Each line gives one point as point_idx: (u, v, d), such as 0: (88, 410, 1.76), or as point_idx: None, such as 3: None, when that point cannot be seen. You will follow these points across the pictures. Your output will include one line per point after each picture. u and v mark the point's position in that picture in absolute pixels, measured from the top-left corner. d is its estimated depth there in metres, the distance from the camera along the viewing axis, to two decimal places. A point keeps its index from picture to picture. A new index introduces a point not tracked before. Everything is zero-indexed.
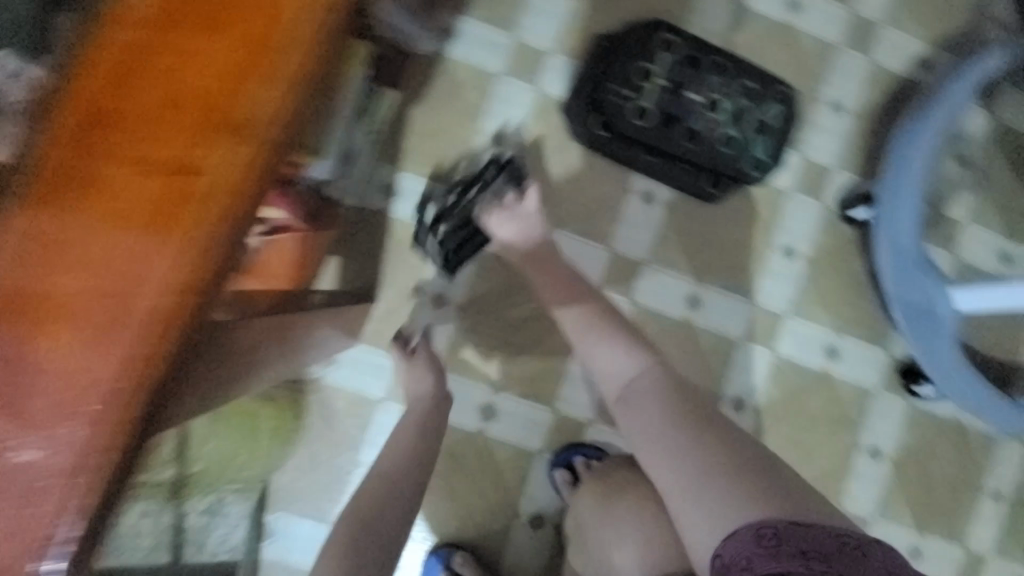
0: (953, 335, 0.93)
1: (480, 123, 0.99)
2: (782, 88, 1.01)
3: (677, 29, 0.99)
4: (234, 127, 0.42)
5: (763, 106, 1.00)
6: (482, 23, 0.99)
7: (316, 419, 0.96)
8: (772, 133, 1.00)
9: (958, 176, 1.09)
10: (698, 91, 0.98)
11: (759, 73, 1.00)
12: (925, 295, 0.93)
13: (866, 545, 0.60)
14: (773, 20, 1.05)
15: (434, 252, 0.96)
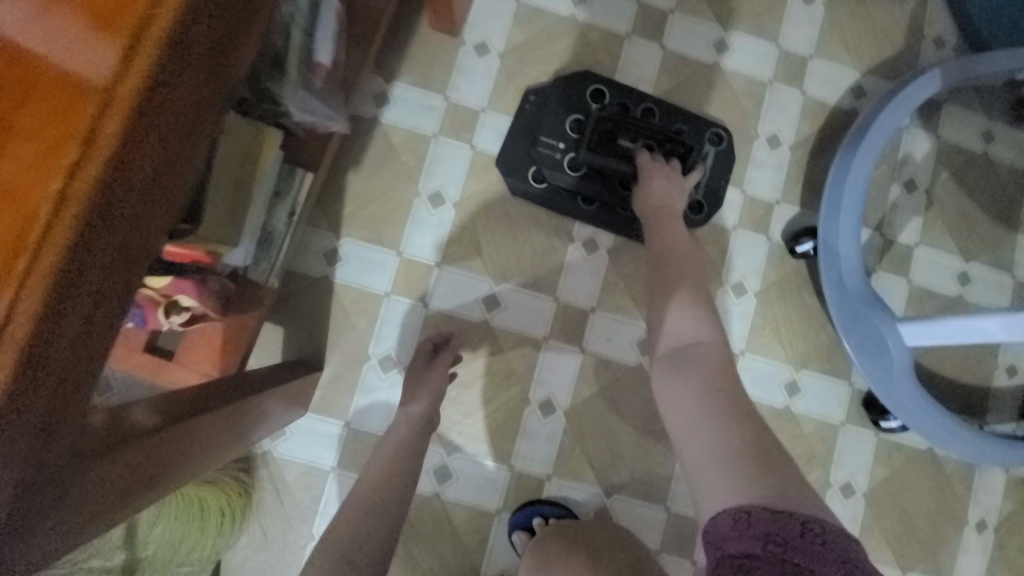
0: (905, 369, 0.95)
1: (418, 185, 1.01)
2: (714, 129, 1.04)
3: (605, 80, 1.03)
4: (12, 257, 0.28)
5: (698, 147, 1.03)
6: (415, 88, 1.02)
7: (269, 495, 0.94)
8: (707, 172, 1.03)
9: (905, 200, 1.09)
10: (630, 138, 0.99)
11: (689, 117, 1.04)
12: (875, 329, 0.95)
13: (834, 534, 0.55)
14: (702, 63, 1.08)
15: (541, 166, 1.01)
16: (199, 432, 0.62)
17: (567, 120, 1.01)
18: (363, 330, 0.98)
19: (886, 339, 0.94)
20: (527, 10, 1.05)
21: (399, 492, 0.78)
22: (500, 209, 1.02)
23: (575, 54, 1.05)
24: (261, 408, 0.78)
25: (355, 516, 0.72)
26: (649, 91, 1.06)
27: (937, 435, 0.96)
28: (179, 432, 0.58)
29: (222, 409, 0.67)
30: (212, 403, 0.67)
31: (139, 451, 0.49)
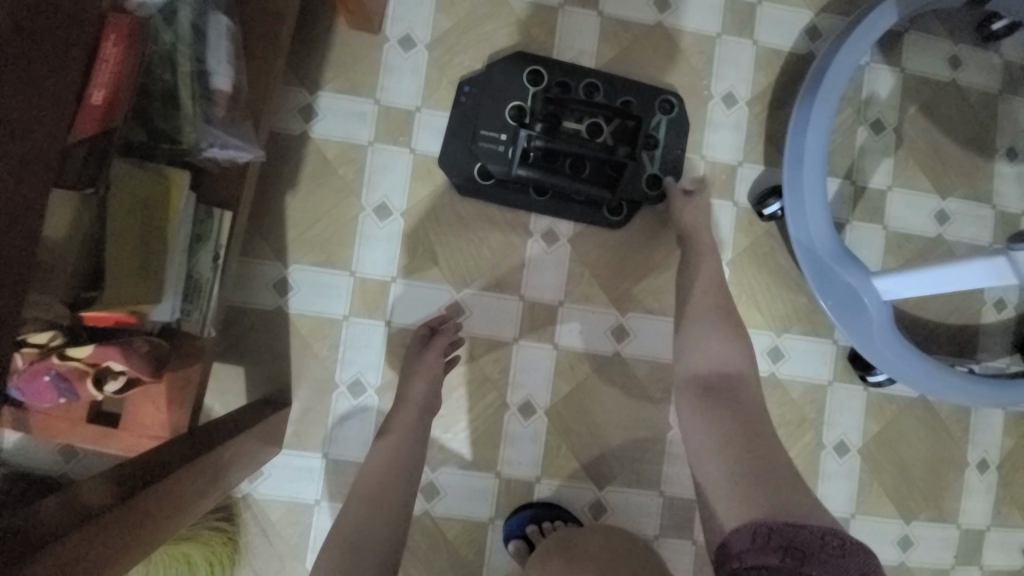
0: (886, 321, 0.92)
1: (361, 199, 0.96)
2: (663, 96, 0.99)
3: (540, 58, 0.97)
4: None
5: (648, 118, 0.98)
6: (342, 97, 0.95)
7: (256, 537, 0.92)
8: (659, 143, 0.99)
9: (872, 143, 1.04)
10: (575, 119, 0.96)
11: (635, 87, 0.98)
12: (851, 285, 0.92)
13: (854, 547, 0.57)
14: (644, 25, 1.01)
15: (482, 161, 0.95)
16: (161, 492, 0.60)
17: (506, 108, 0.96)
18: (327, 357, 0.95)
19: (863, 294, 0.92)
20: None
21: (392, 516, 0.74)
22: (450, 212, 0.97)
23: (507, 34, 0.98)
24: (226, 462, 0.74)
25: (337, 561, 0.68)
26: (590, 63, 0.99)
27: (927, 384, 0.93)
28: (132, 502, 0.55)
29: (180, 476, 0.63)
30: (171, 465, 0.64)
31: (72, 545, 0.46)
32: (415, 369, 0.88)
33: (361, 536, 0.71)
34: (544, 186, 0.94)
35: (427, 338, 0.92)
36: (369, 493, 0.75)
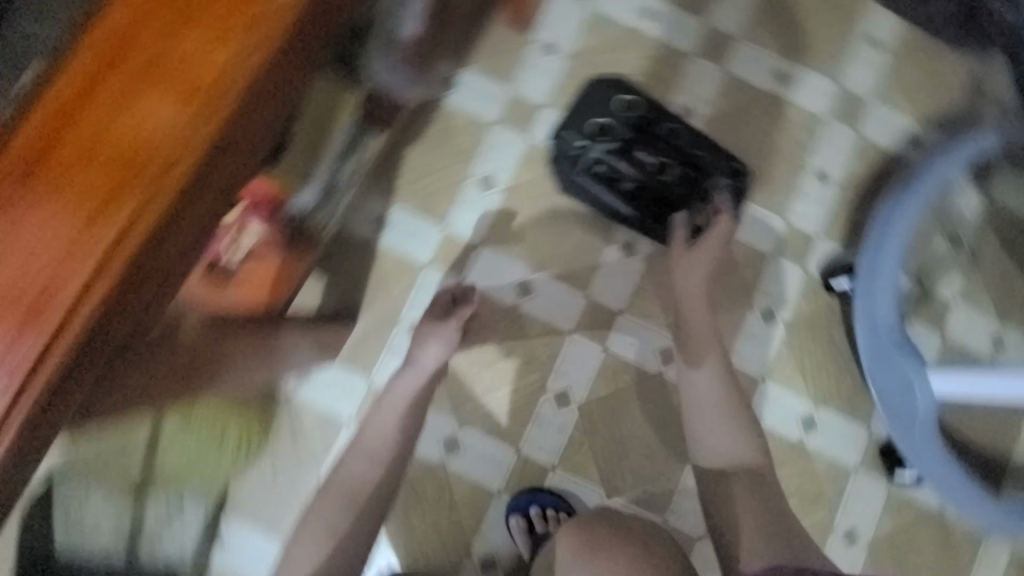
0: (928, 419, 0.94)
1: (471, 166, 1.05)
2: (734, 162, 1.04)
3: (639, 91, 1.05)
4: (196, 108, 0.36)
5: (712, 175, 1.03)
6: (483, 77, 1.07)
7: (283, 435, 0.98)
8: (716, 202, 1.03)
9: (946, 254, 1.09)
10: (648, 151, 1.02)
11: (713, 145, 1.05)
12: (904, 375, 0.95)
13: None
14: (761, 91, 1.10)
15: (569, 165, 1.02)
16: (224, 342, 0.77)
17: (594, 122, 1.03)
18: (397, 295, 1.02)
19: (913, 387, 0.94)
20: (600, 18, 1.10)
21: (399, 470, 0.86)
22: (543, 200, 1.06)
23: (640, 65, 1.09)
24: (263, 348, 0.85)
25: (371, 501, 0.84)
26: (705, 110, 1.09)
27: (949, 491, 0.94)
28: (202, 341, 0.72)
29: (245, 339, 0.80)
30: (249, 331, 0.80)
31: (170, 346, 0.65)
32: (434, 331, 0.93)
33: (360, 484, 0.89)
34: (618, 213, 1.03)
35: (461, 305, 0.96)
36: (383, 440, 0.90)
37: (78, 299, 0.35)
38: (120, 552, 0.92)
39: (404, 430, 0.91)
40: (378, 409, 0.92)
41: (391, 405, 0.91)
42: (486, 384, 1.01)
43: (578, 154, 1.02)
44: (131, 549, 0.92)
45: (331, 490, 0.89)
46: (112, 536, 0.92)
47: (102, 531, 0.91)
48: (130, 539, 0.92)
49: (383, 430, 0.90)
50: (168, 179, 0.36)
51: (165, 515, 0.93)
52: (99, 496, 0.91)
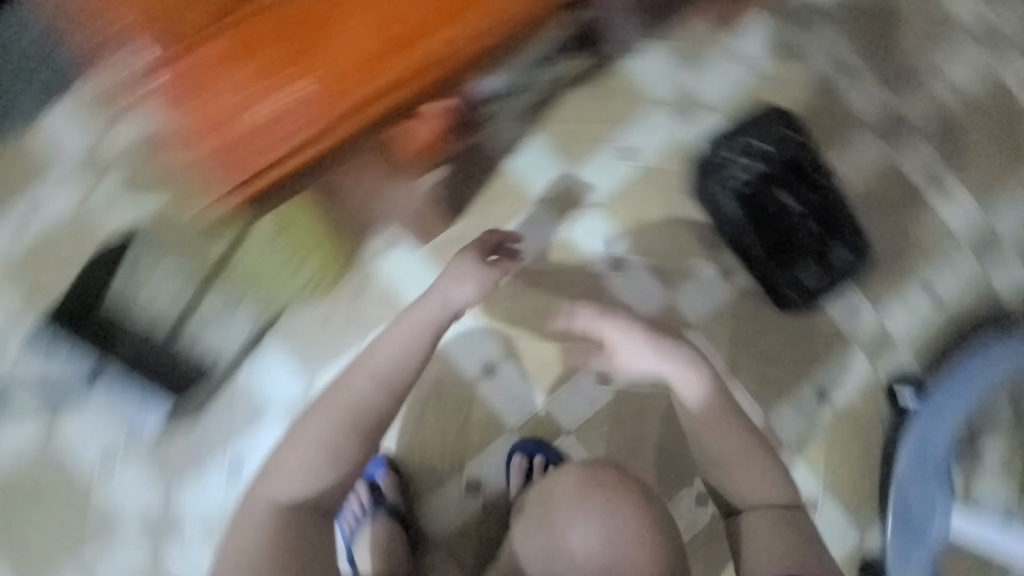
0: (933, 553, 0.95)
1: (618, 131, 1.05)
2: (864, 244, 1.02)
3: (808, 136, 1.02)
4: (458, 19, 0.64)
5: (838, 245, 1.00)
6: (667, 56, 1.06)
7: (348, 289, 1.01)
8: (830, 271, 1.01)
9: (1006, 418, 1.08)
10: (790, 196, 1.00)
11: (853, 219, 1.02)
12: (931, 505, 0.95)
13: None
14: (913, 189, 1.07)
15: (714, 175, 1.02)
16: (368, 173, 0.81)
17: (756, 143, 1.01)
18: (499, 215, 1.02)
19: (932, 522, 0.94)
20: (798, 50, 1.07)
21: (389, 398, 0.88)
22: (668, 193, 1.05)
23: (814, 110, 1.06)
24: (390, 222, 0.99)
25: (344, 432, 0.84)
26: (854, 181, 1.07)
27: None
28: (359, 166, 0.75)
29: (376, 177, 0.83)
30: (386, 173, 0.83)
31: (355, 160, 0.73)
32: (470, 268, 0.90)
33: (360, 408, 0.86)
34: (733, 239, 1.03)
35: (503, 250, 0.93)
36: (391, 364, 0.88)
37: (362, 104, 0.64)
38: (163, 329, 0.94)
39: (413, 359, 0.88)
40: (387, 336, 0.90)
41: (404, 332, 0.88)
42: (540, 331, 1.02)
43: (727, 168, 1.01)
44: (174, 330, 0.95)
45: (326, 410, 0.86)
46: (163, 312, 0.94)
47: (157, 300, 0.93)
48: (178, 320, 0.94)
49: (392, 356, 0.88)
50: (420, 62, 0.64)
51: (215, 315, 0.96)
52: (160, 267, 0.93)
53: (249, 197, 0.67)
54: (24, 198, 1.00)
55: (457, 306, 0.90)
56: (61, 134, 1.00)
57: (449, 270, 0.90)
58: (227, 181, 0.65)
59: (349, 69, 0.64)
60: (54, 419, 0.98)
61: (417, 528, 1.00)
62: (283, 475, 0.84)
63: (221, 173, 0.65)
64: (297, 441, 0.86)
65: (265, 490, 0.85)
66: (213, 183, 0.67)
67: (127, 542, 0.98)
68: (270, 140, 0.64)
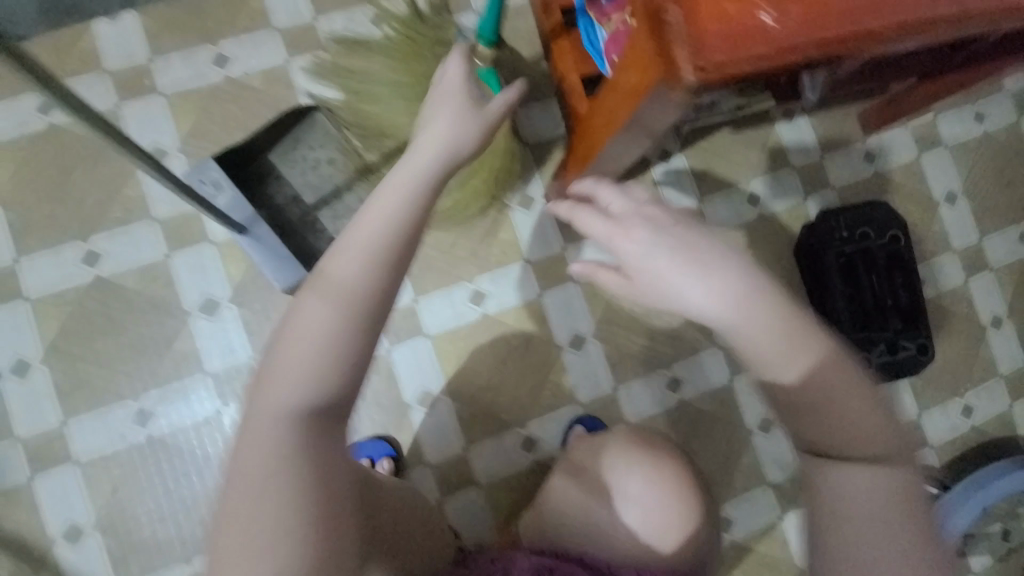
0: None
1: (751, 179, 1.17)
2: (930, 344, 1.12)
3: (908, 234, 1.13)
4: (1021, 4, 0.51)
5: (910, 337, 1.10)
6: (810, 132, 1.19)
7: (479, 228, 1.08)
8: (896, 358, 1.10)
9: (993, 539, 1.17)
10: (881, 280, 1.10)
11: (925, 318, 1.13)
12: None
13: None
14: (976, 316, 1.20)
15: (822, 238, 1.10)
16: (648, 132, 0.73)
17: (863, 224, 1.11)
18: None
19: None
20: (916, 167, 1.22)
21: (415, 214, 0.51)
22: (775, 245, 1.17)
23: (914, 221, 1.21)
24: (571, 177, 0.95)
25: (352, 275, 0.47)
26: (930, 291, 1.19)
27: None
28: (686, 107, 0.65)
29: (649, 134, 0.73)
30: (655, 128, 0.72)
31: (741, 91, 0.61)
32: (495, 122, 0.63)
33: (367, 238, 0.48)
34: (822, 301, 1.12)
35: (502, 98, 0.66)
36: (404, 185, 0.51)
37: (905, 22, 0.46)
38: (308, 200, 1.03)
39: (417, 203, 0.51)
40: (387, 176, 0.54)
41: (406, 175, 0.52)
42: (632, 326, 1.11)
43: (835, 236, 1.11)
44: (318, 206, 1.03)
45: (314, 305, 0.46)
46: (313, 187, 1.04)
47: (313, 175, 1.04)
48: (323, 198, 1.03)
49: (387, 208, 0.50)
50: (986, 17, 0.48)
51: (355, 206, 1.03)
52: (331, 152, 1.03)
53: (701, 77, 0.49)
54: (215, 42, 1.02)
55: (469, 144, 0.59)
56: (276, 2, 1.04)
57: (443, 108, 0.61)
58: (692, 62, 0.48)
59: (921, 13, 0.46)
60: (166, 249, 0.99)
61: (467, 464, 1.04)
62: (278, 405, 0.45)
63: (693, 46, 0.48)
64: (285, 360, 0.46)
65: (251, 458, 0.44)
66: (670, 55, 0.50)
67: (198, 387, 0.97)
68: (778, 30, 0.46)
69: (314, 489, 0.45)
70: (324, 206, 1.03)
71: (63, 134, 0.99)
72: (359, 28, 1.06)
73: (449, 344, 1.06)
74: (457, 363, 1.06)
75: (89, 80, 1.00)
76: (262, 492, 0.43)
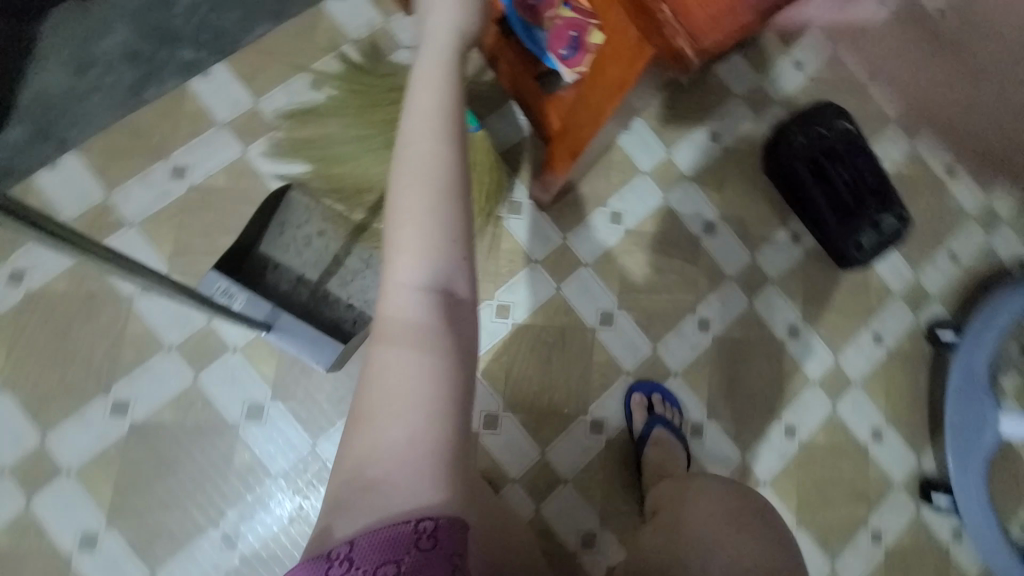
0: (984, 453, 1.12)
1: (704, 120, 1.24)
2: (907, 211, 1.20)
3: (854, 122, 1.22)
4: None
5: (888, 210, 1.18)
6: (739, 62, 1.28)
7: (481, 247, 1.11)
8: (883, 234, 1.18)
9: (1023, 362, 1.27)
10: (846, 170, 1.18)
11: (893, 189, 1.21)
12: (982, 414, 1.14)
13: None
14: (933, 175, 1.32)
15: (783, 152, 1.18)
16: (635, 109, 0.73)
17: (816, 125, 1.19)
18: (612, 185, 1.18)
19: (986, 424, 1.14)
20: (839, 63, 1.32)
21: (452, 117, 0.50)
22: (747, 170, 1.24)
23: (853, 111, 1.31)
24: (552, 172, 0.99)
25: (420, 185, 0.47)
26: (888, 166, 1.30)
27: (982, 535, 1.11)
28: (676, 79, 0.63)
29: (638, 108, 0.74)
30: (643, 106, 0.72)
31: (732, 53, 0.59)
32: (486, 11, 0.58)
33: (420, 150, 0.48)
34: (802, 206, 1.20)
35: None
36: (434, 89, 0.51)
37: None
38: (312, 276, 1.01)
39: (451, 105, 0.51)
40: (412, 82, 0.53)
41: (438, 79, 0.51)
42: (649, 287, 1.16)
43: (795, 145, 1.18)
44: (323, 279, 1.02)
45: (406, 225, 0.47)
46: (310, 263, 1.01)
47: (306, 252, 1.01)
48: (326, 271, 1.02)
49: (435, 114, 0.49)
50: None
51: (359, 267, 1.03)
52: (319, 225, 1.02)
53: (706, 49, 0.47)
54: (166, 155, 1.01)
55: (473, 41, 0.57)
56: (212, 98, 1.04)
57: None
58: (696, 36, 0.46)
59: None
60: (191, 372, 0.97)
61: (548, 466, 1.07)
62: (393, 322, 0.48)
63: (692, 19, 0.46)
64: (396, 275, 0.48)
65: (382, 376, 0.46)
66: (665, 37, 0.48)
67: (272, 489, 0.96)
68: None
69: (442, 392, 0.46)
70: (329, 277, 1.02)
71: (44, 296, 0.96)
72: (301, 96, 1.06)
73: (492, 363, 1.09)
74: (506, 378, 1.09)
75: None
76: (396, 402, 0.45)
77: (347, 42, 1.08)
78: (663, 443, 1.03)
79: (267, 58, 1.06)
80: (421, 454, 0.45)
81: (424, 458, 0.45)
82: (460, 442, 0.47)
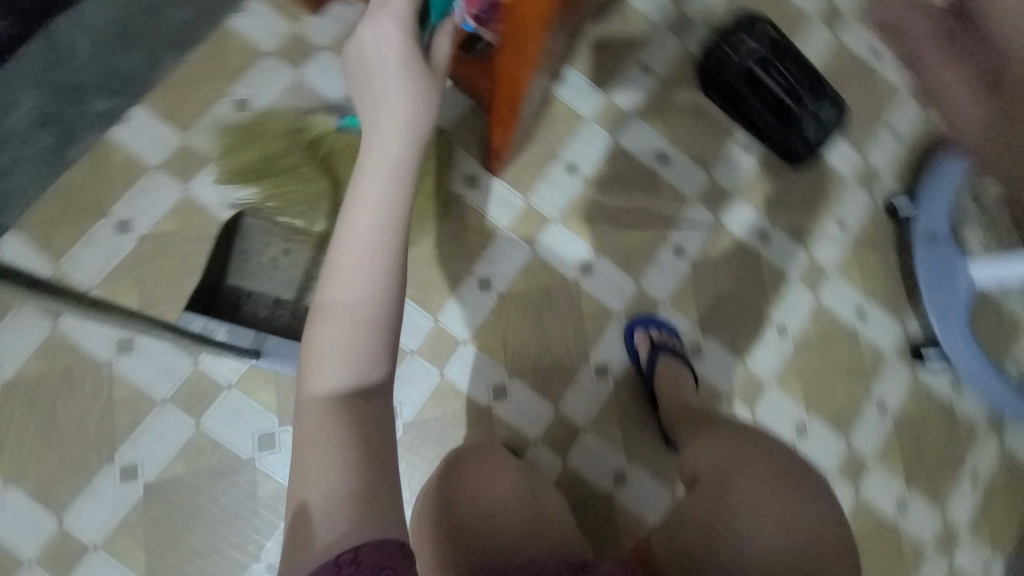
0: (962, 302, 1.19)
1: (634, 54, 1.25)
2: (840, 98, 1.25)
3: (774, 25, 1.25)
4: None
5: (824, 101, 1.22)
6: None
7: (449, 228, 1.11)
8: (824, 123, 1.22)
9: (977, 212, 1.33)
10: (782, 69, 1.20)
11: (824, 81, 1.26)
12: (951, 267, 1.20)
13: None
14: (860, 58, 1.36)
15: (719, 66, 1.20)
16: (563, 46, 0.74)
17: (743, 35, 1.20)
18: (561, 138, 1.18)
19: (957, 274, 1.20)
20: None
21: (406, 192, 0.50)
22: (686, 93, 1.26)
23: (772, 14, 1.33)
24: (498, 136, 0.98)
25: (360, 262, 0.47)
26: (816, 59, 1.33)
27: (976, 377, 1.18)
28: None
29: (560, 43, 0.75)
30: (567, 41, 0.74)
31: None
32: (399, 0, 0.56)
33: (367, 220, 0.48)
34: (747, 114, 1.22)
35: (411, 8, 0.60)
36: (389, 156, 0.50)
37: None
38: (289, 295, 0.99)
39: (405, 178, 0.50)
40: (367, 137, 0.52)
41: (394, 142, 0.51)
42: (620, 228, 1.18)
43: (728, 57, 1.19)
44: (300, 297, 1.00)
45: (338, 295, 0.47)
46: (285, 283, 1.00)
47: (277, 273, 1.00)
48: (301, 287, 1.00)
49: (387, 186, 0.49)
50: None
51: None
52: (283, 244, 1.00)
53: None
54: (107, 212, 0.98)
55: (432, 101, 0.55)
56: (140, 144, 1.01)
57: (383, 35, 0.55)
58: None
59: None
60: (192, 420, 0.96)
61: (565, 419, 1.10)
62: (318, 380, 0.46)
63: None
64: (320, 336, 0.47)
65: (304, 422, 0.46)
66: None
67: None
68: None
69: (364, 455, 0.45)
70: (306, 294, 1.00)
71: (21, 382, 0.93)
72: (230, 121, 1.03)
73: (488, 337, 1.10)
74: (504, 347, 1.10)
75: (13, 316, 0.94)
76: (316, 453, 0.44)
77: (263, 56, 1.05)
78: (670, 367, 1.06)
79: (185, 91, 1.03)
80: (340, 500, 0.43)
81: (337, 532, 0.42)
82: (383, 519, 0.43)
